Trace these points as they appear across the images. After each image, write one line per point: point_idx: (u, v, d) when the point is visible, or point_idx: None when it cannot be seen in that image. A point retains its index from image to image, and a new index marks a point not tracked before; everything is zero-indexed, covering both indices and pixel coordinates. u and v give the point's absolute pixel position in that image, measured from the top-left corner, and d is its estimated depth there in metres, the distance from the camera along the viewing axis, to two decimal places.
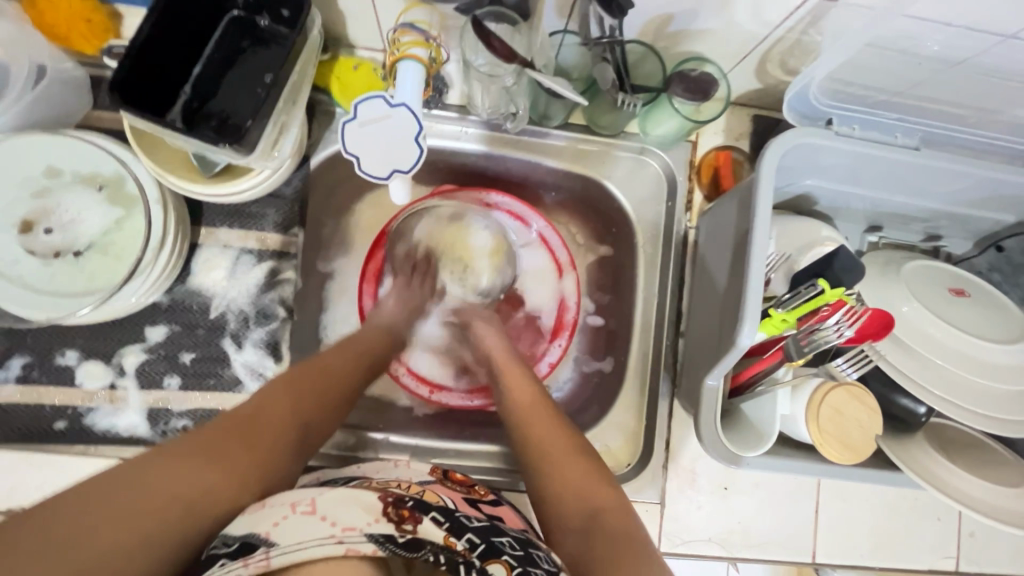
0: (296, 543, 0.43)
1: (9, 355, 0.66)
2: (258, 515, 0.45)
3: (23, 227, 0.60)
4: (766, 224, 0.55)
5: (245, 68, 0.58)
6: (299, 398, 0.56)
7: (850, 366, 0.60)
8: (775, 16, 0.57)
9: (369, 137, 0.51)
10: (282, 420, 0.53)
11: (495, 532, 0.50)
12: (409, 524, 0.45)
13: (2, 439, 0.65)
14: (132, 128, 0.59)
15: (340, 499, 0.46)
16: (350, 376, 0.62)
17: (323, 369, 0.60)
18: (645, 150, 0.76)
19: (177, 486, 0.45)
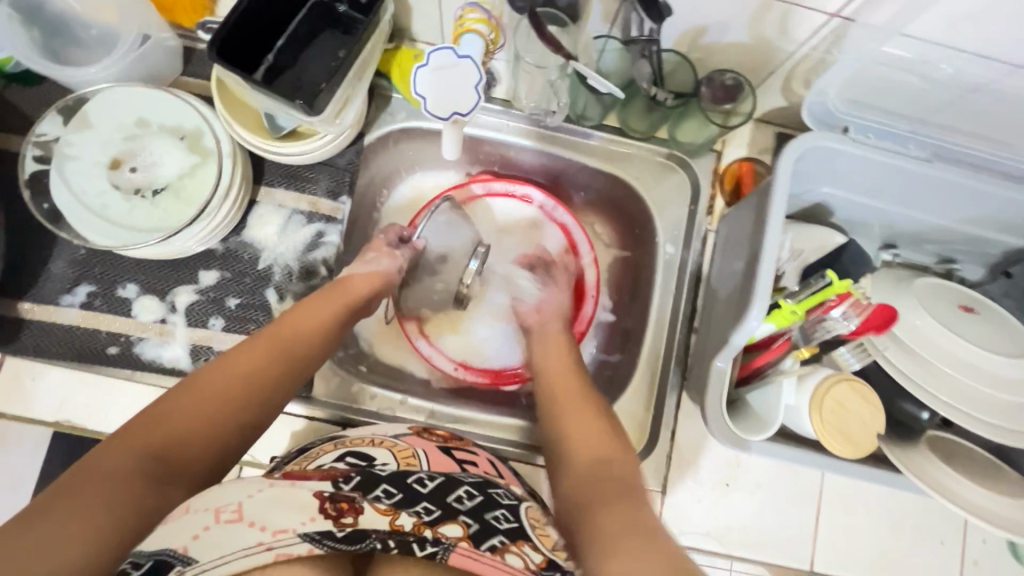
0: (217, 557, 0.42)
1: (76, 282, 0.72)
2: (171, 529, 0.43)
3: (111, 166, 0.68)
4: (780, 218, 0.59)
5: (323, 46, 0.66)
6: (227, 391, 0.54)
7: (853, 356, 0.64)
8: (802, 34, 0.62)
9: (438, 82, 0.61)
10: (215, 408, 0.52)
11: (449, 485, 0.54)
12: (348, 517, 0.46)
13: (58, 356, 0.70)
14: (218, 86, 0.67)
15: (270, 499, 0.46)
16: (292, 362, 0.60)
17: (254, 358, 0.57)
18: (672, 156, 0.81)
19: (82, 511, 0.41)
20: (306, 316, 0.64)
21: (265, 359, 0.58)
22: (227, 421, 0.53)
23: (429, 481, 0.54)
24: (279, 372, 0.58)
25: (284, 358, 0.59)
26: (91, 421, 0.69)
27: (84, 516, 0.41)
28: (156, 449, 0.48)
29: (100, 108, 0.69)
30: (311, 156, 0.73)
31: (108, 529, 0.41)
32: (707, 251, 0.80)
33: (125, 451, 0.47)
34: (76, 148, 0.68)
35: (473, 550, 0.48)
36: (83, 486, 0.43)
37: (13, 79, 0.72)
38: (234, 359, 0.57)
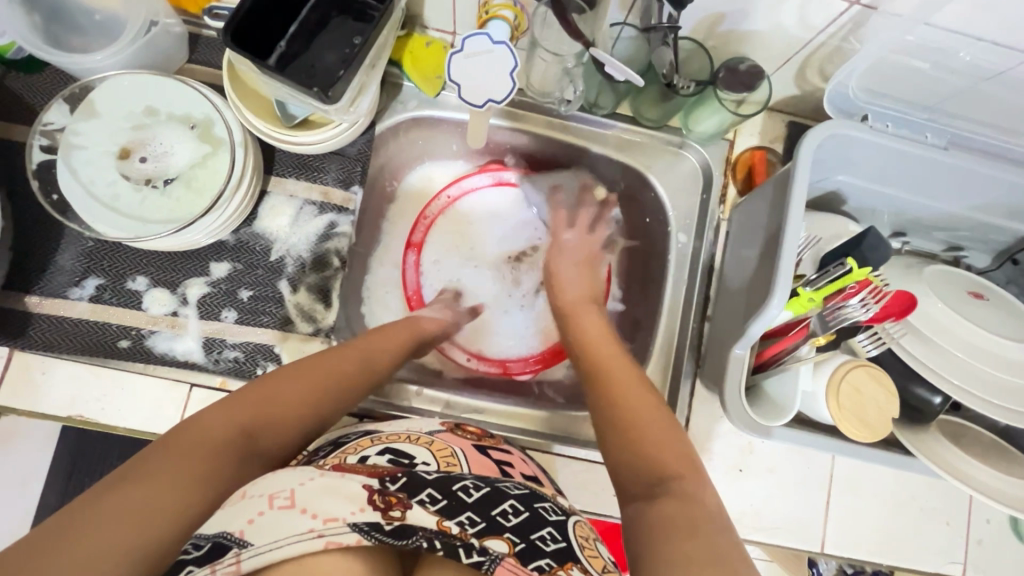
0: (271, 543, 0.44)
1: (85, 275, 0.71)
2: (231, 512, 0.46)
3: (120, 155, 0.67)
4: (800, 206, 0.59)
5: (337, 33, 0.65)
6: (315, 387, 0.59)
7: (870, 343, 0.65)
8: (820, 22, 0.62)
9: (471, 67, 0.63)
10: (297, 407, 0.57)
11: (495, 497, 0.54)
12: (396, 511, 0.48)
13: (67, 350, 0.69)
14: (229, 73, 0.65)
15: (321, 489, 0.47)
16: (369, 372, 0.65)
17: (336, 367, 0.62)
18: (684, 145, 0.81)
19: (183, 475, 0.46)
20: (383, 337, 0.70)
21: (349, 367, 0.63)
22: (306, 417, 0.57)
23: (474, 490, 0.54)
24: (360, 380, 0.64)
25: (364, 369, 0.64)
26: (103, 416, 0.68)
27: (186, 481, 0.45)
28: (250, 426, 0.53)
29: (106, 95, 0.67)
30: (323, 145, 0.72)
31: (201, 500, 0.46)
32: (720, 239, 0.80)
33: (224, 421, 0.52)
34: (82, 137, 0.66)
35: (518, 567, 0.50)
36: (187, 450, 0.48)
37: (14, 66, 0.70)
38: (322, 359, 0.62)
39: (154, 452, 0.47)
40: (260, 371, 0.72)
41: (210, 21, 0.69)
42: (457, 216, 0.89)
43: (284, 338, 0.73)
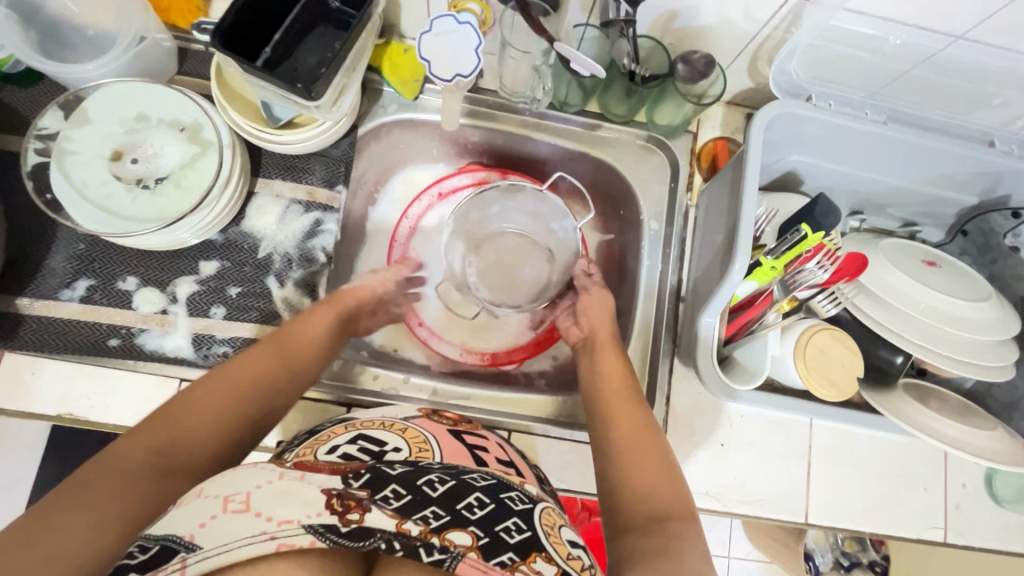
0: (218, 545, 0.42)
1: (76, 277, 0.73)
2: (184, 514, 0.45)
3: (112, 157, 0.70)
4: (755, 179, 0.63)
5: (319, 40, 0.70)
6: (235, 391, 0.58)
7: (829, 302, 0.68)
8: (763, 15, 0.67)
9: (442, 45, 0.66)
10: (217, 411, 0.56)
11: (461, 491, 0.54)
12: (354, 514, 0.46)
13: (57, 350, 0.70)
14: (217, 78, 0.70)
15: (275, 493, 0.46)
16: (292, 362, 0.64)
17: (255, 365, 0.61)
18: (651, 138, 0.86)
19: (90, 509, 0.44)
20: (307, 322, 0.69)
21: (271, 363, 0.63)
22: (231, 424, 0.56)
23: (439, 485, 0.54)
24: (288, 370, 0.63)
25: (287, 363, 0.64)
26: (93, 413, 0.69)
27: (97, 514, 0.44)
28: (161, 444, 0.51)
29: (99, 103, 0.71)
30: (307, 145, 0.76)
31: (118, 524, 0.45)
32: (690, 223, 0.84)
33: (134, 449, 0.50)
34: (76, 143, 0.69)
35: (481, 563, 0.48)
36: (95, 486, 0.46)
37: (9, 80, 0.73)
38: (237, 361, 0.61)
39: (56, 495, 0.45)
40: None
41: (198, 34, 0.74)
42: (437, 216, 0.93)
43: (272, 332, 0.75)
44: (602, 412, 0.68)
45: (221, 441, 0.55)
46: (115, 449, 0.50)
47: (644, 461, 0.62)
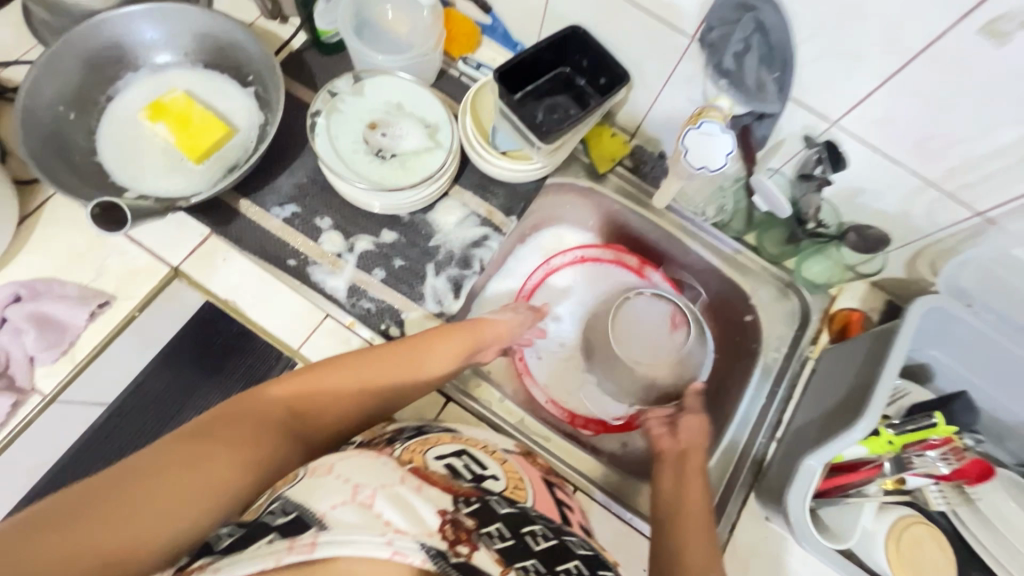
0: (344, 533, 0.47)
1: (288, 201, 0.86)
2: (318, 493, 0.52)
3: (368, 126, 0.85)
4: (900, 355, 0.67)
5: (558, 102, 0.84)
6: (362, 380, 0.69)
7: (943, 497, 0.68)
8: (943, 222, 0.75)
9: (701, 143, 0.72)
10: (341, 393, 0.67)
11: (559, 553, 0.57)
12: (465, 547, 0.50)
13: (249, 250, 0.82)
14: (468, 106, 0.87)
15: (398, 500, 0.51)
16: (413, 374, 0.72)
17: (385, 365, 0.70)
18: (792, 286, 0.91)
19: (237, 455, 0.57)
20: (443, 342, 0.76)
21: (397, 368, 0.71)
22: (348, 405, 0.68)
23: (542, 539, 0.57)
24: (410, 379, 0.72)
25: (409, 372, 0.72)
26: (251, 311, 0.80)
27: (238, 457, 0.57)
28: (295, 407, 0.64)
29: (376, 84, 0.87)
30: (511, 174, 0.88)
31: (249, 469, 0.57)
32: (803, 373, 0.87)
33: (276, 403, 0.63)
34: (346, 106, 0.86)
35: None
36: (243, 428, 0.59)
37: (316, 46, 0.93)
38: (372, 356, 0.71)
39: (211, 421, 0.59)
40: (384, 326, 0.83)
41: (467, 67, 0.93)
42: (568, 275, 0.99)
43: (412, 309, 0.84)
44: (669, 523, 0.71)
45: (336, 417, 0.67)
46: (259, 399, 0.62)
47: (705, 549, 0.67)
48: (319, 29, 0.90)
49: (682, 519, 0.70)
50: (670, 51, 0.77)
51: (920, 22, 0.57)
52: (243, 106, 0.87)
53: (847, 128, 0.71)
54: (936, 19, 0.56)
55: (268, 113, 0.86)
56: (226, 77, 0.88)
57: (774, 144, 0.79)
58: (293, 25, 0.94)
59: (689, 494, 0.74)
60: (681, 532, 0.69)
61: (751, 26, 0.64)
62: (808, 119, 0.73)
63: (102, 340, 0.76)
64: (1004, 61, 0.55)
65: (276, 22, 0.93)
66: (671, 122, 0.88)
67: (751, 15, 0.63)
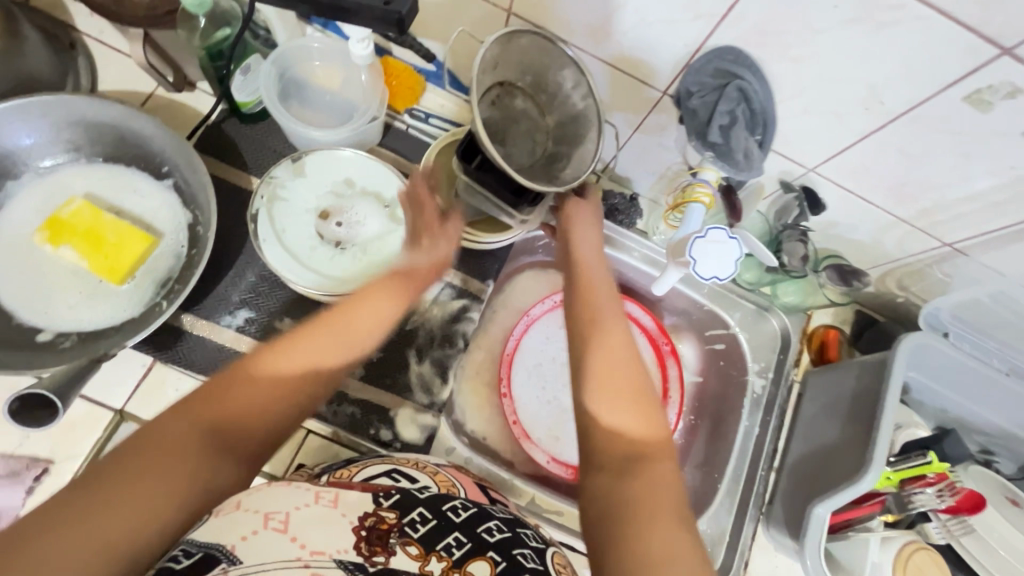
0: (259, 563, 0.42)
1: (239, 306, 0.76)
2: (225, 525, 0.45)
3: (320, 215, 0.77)
4: (896, 390, 0.70)
5: (516, 134, 0.72)
6: (288, 368, 0.54)
7: (942, 531, 0.73)
8: (913, 249, 0.76)
9: (709, 251, 0.65)
10: (268, 387, 0.53)
11: (480, 518, 0.54)
12: (380, 556, 0.46)
13: (203, 372, 0.72)
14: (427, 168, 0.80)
15: (315, 517, 0.47)
16: (345, 338, 0.59)
17: (310, 339, 0.57)
18: (769, 310, 0.93)
19: (147, 491, 0.44)
20: (372, 297, 0.64)
21: (329, 350, 0.58)
22: (284, 403, 0.54)
23: (462, 512, 0.54)
24: (346, 344, 0.59)
25: (343, 348, 0.59)
26: None
27: (137, 502, 0.43)
28: (214, 423, 0.49)
29: (320, 162, 0.79)
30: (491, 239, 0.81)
31: (168, 507, 0.44)
32: (792, 397, 0.89)
33: (190, 419, 0.49)
34: (288, 192, 0.77)
35: None
36: (148, 455, 0.45)
37: (236, 115, 0.80)
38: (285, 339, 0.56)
39: (111, 459, 0.44)
40: (373, 430, 0.76)
41: (420, 125, 0.84)
42: (553, 319, 0.95)
43: (400, 404, 0.78)
44: (579, 327, 0.66)
45: (271, 428, 0.53)
46: (159, 422, 0.48)
47: (613, 349, 0.62)
48: (237, 100, 0.77)
49: (593, 328, 0.65)
50: (641, 103, 0.72)
51: (902, 89, 0.56)
52: (162, 202, 0.74)
53: (824, 175, 0.70)
54: (919, 86, 0.55)
55: (196, 210, 0.74)
56: (136, 170, 0.74)
57: (754, 188, 0.75)
58: (203, 91, 0.81)
59: (605, 310, 0.67)
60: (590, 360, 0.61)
61: (736, 95, 0.60)
62: (785, 165, 0.71)
63: None
64: (983, 125, 0.56)
65: (183, 91, 0.80)
66: (641, 164, 0.83)
67: (736, 84, 0.60)
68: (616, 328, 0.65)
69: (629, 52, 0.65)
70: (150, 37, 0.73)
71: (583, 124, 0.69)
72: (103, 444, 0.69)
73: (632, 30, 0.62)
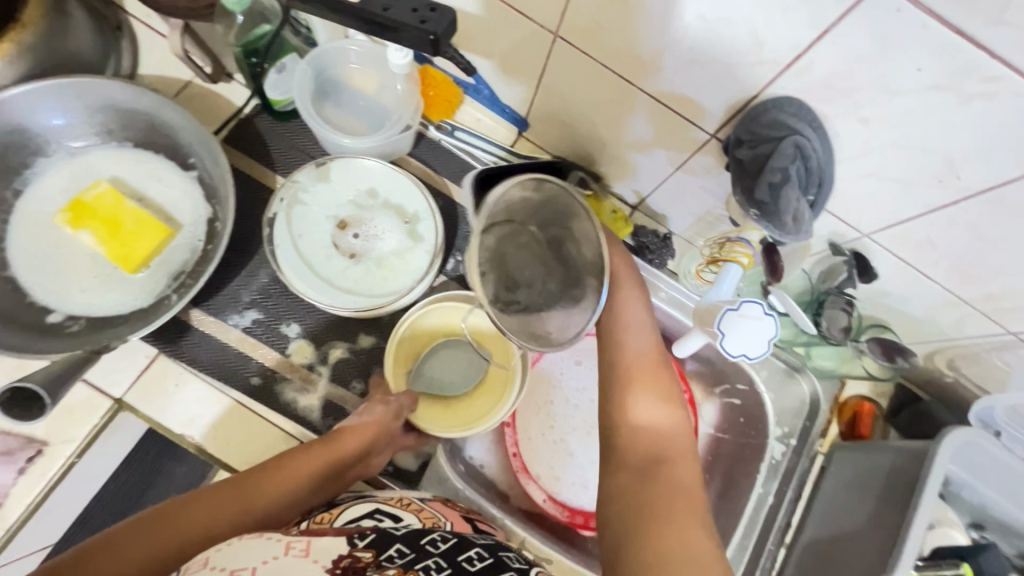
0: None
1: (248, 306, 0.75)
2: None
3: (338, 224, 0.76)
4: (934, 489, 0.63)
5: (515, 259, 0.62)
6: (213, 512, 0.56)
7: None
8: (972, 332, 0.69)
9: (742, 326, 0.60)
10: (194, 522, 0.54)
11: (461, 545, 0.57)
12: None
13: (205, 370, 0.72)
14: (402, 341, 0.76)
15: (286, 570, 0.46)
16: (272, 487, 0.61)
17: (240, 488, 0.59)
18: (800, 371, 0.86)
19: None
20: (284, 471, 0.63)
21: (256, 498, 0.60)
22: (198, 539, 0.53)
23: (442, 543, 0.56)
24: (272, 499, 0.61)
25: (273, 495, 0.61)
26: (211, 443, 0.70)
27: None
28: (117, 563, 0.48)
29: (345, 169, 0.77)
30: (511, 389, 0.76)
31: None
32: (814, 469, 0.83)
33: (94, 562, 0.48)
34: (309, 197, 0.76)
35: None
36: None
37: (268, 112, 0.79)
38: (181, 512, 0.54)
39: None
40: None
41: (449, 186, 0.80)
42: (568, 352, 0.90)
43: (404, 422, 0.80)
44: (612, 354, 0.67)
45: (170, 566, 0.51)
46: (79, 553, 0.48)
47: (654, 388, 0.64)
48: (271, 99, 0.76)
49: (630, 363, 0.66)
50: (686, 143, 0.67)
51: (983, 165, 0.50)
52: (184, 195, 0.73)
53: (880, 243, 0.64)
54: (1005, 167, 0.49)
55: (216, 205, 0.73)
56: (163, 158, 0.74)
57: (798, 247, 0.69)
58: (240, 83, 0.80)
59: (645, 348, 0.66)
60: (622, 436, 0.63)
61: (792, 151, 0.55)
62: (837, 226, 0.65)
63: (38, 496, 0.66)
64: None
65: (219, 82, 0.79)
66: (678, 206, 0.78)
67: (794, 139, 0.54)
68: (652, 369, 0.65)
69: (682, 90, 0.60)
70: (189, 27, 0.71)
71: (568, 212, 0.62)
72: (101, 430, 0.69)
73: (687, 66, 0.57)
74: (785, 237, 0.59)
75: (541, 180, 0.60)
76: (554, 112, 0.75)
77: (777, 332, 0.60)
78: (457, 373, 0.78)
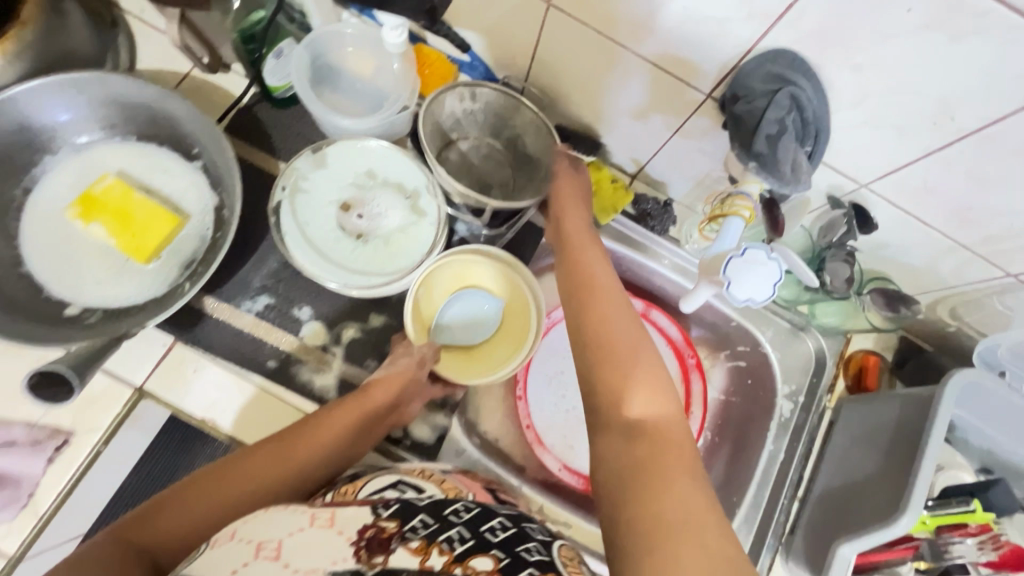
0: None
1: (259, 291, 0.76)
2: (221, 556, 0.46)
3: (342, 207, 0.77)
4: (941, 432, 0.65)
5: (484, 167, 0.84)
6: (263, 467, 0.59)
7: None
8: (974, 278, 0.70)
9: (745, 272, 0.61)
10: (245, 477, 0.57)
11: (484, 515, 0.55)
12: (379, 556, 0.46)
13: (221, 354, 0.73)
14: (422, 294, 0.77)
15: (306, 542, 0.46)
16: (309, 438, 0.63)
17: (284, 443, 0.62)
18: (805, 330, 0.88)
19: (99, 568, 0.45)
20: (323, 426, 0.65)
21: (295, 450, 0.62)
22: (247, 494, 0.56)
23: (465, 514, 0.54)
24: (312, 451, 0.63)
25: (310, 446, 0.63)
26: (232, 426, 0.72)
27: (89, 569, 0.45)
28: (182, 517, 0.52)
29: (344, 152, 0.78)
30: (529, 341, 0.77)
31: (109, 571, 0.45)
32: (823, 424, 0.84)
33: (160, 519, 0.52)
34: (310, 184, 0.77)
35: None
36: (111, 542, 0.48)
37: (267, 100, 0.80)
38: (229, 468, 0.57)
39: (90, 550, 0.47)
40: None
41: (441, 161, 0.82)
42: None
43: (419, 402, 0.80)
44: (577, 292, 0.65)
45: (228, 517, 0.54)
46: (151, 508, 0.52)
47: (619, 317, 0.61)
48: (270, 86, 0.77)
49: (594, 297, 0.63)
50: (683, 105, 0.67)
51: (976, 104, 0.51)
52: (190, 184, 0.75)
53: (878, 193, 0.65)
54: (997, 105, 0.50)
55: (222, 193, 0.74)
56: (167, 150, 0.75)
57: (798, 202, 0.70)
58: (238, 74, 0.81)
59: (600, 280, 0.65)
60: (604, 353, 0.58)
61: (787, 103, 0.56)
62: (835, 179, 0.66)
63: (66, 485, 0.67)
64: None
65: (218, 73, 0.80)
66: (678, 171, 0.79)
67: (789, 90, 0.55)
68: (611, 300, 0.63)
69: (675, 51, 0.61)
70: (185, 18, 0.69)
71: (506, 114, 0.80)
72: (124, 418, 0.70)
73: (679, 26, 0.58)
74: (783, 186, 0.59)
75: (470, 91, 0.77)
76: (549, 83, 0.75)
77: (779, 277, 0.61)
78: (475, 324, 0.79)
